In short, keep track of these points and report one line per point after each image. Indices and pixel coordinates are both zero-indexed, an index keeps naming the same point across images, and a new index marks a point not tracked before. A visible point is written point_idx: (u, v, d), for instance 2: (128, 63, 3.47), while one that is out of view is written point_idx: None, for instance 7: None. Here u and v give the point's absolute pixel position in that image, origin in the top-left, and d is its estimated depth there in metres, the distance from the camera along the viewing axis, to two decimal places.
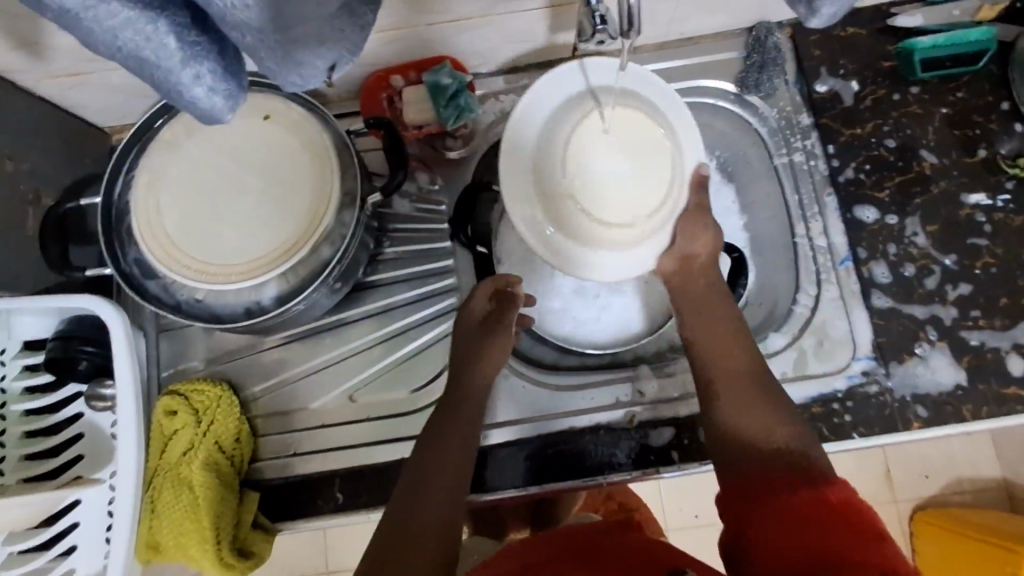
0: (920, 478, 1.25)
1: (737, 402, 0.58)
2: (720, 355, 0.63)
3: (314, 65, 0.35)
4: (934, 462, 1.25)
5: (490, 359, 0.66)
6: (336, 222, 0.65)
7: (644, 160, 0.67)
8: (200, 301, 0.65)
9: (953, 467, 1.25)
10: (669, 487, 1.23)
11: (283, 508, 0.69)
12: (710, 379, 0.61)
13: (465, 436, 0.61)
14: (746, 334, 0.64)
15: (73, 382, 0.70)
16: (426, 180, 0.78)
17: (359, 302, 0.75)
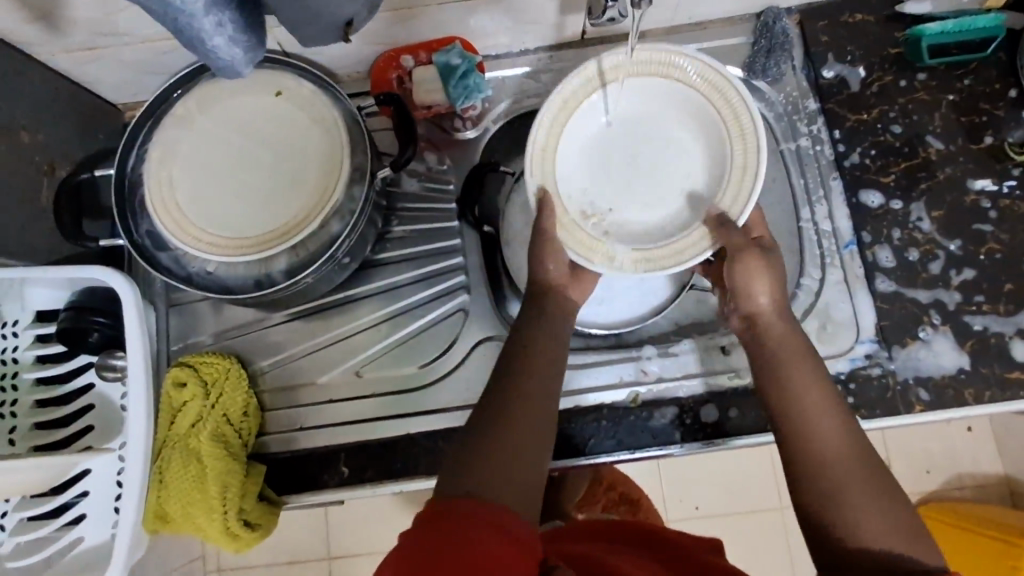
0: (922, 473, 1.25)
1: (833, 483, 0.52)
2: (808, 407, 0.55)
3: (338, 13, 0.37)
4: (936, 457, 1.26)
5: (555, 334, 0.60)
6: (347, 197, 0.66)
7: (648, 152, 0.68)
8: (211, 273, 0.66)
9: (956, 463, 1.25)
10: (670, 478, 1.23)
11: (290, 481, 0.69)
12: (800, 437, 0.55)
13: (537, 406, 0.54)
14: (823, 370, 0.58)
15: (83, 353, 0.71)
16: (434, 160, 0.79)
17: (368, 279, 0.76)
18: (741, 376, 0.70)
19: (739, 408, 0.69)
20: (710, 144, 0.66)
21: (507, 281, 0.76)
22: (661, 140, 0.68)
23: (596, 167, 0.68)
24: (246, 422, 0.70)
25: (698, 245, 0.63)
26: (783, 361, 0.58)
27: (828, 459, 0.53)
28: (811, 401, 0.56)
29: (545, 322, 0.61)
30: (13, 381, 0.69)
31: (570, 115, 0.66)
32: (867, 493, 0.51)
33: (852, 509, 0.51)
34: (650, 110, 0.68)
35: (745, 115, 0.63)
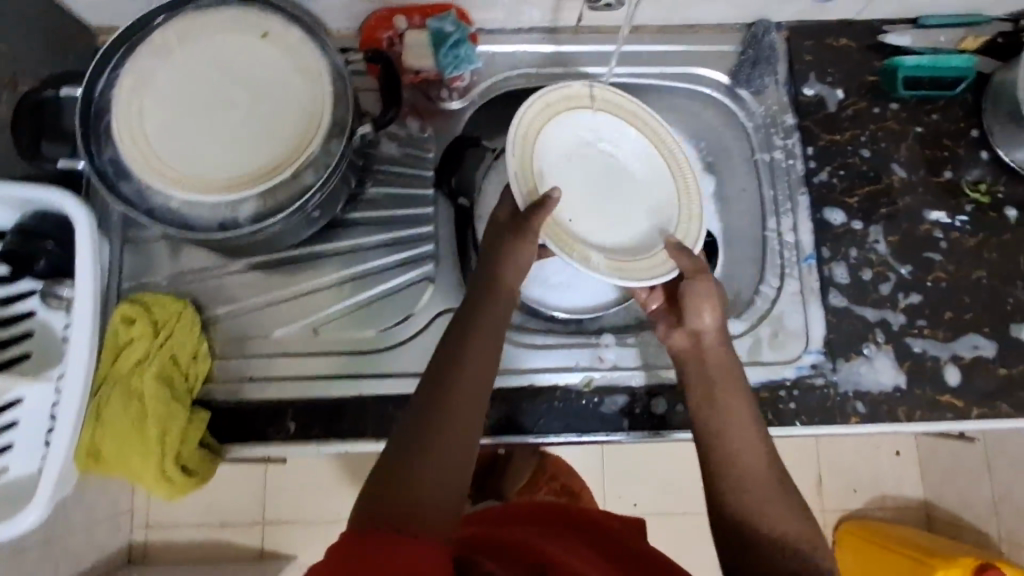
0: (848, 490, 1.34)
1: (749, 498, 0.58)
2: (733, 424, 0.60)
3: None
4: (863, 477, 1.34)
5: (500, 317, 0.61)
6: (323, 149, 0.65)
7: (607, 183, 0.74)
8: (173, 210, 0.63)
9: (880, 484, 1.34)
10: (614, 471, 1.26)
11: (233, 431, 0.68)
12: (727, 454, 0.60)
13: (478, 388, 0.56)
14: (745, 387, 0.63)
15: (29, 278, 0.68)
16: (416, 127, 0.78)
17: (336, 237, 0.75)
18: None
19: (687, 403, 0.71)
20: (661, 194, 0.74)
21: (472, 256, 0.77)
22: (622, 179, 0.74)
23: (563, 174, 0.71)
24: (194, 368, 0.68)
25: (660, 266, 0.69)
26: (715, 376, 0.64)
27: (738, 468, 0.59)
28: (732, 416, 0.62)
29: (494, 307, 0.61)
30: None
31: (557, 115, 0.71)
32: (766, 498, 0.57)
33: (748, 505, 0.57)
34: (619, 150, 0.74)
35: (693, 187, 0.74)
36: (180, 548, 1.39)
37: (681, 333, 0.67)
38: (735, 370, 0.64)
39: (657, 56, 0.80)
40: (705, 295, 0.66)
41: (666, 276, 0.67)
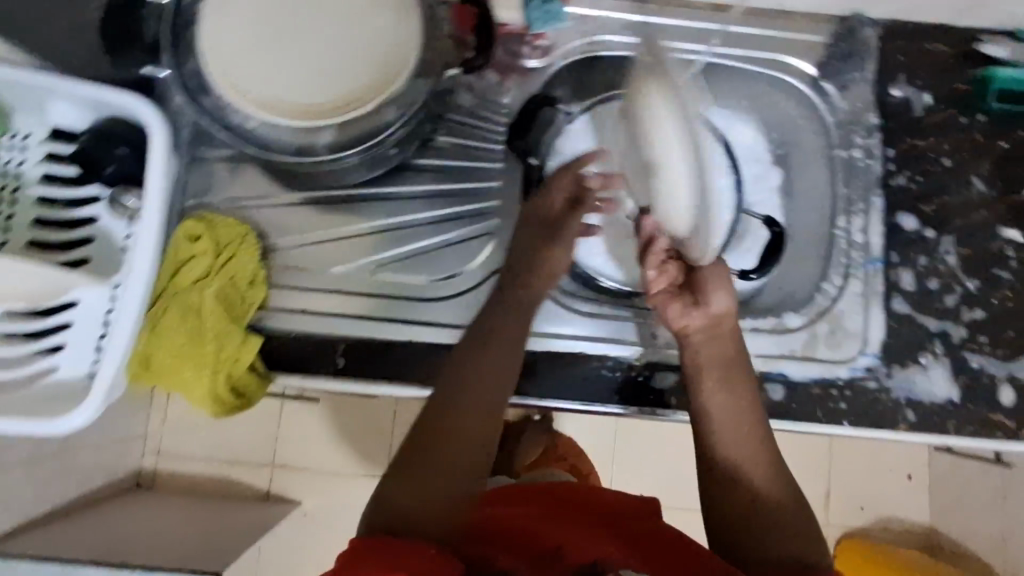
0: (856, 509, 1.34)
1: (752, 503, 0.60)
2: (735, 436, 0.63)
3: None
4: (871, 496, 1.34)
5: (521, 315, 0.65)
6: (408, 87, 0.63)
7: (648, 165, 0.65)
8: (251, 131, 0.62)
9: (886, 505, 1.34)
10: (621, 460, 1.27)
11: (284, 359, 0.68)
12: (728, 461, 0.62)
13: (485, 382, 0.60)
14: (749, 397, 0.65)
15: (95, 184, 0.68)
16: (494, 81, 0.75)
17: (400, 181, 0.74)
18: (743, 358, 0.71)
19: None
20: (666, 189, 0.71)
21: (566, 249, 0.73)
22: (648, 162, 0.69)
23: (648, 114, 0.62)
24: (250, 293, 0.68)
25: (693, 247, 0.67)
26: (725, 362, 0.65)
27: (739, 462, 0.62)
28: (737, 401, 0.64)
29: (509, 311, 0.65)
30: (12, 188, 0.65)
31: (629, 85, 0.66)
32: (773, 504, 0.60)
33: (745, 506, 0.60)
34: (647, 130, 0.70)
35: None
36: (186, 479, 1.40)
37: (700, 315, 0.66)
38: (740, 364, 0.66)
39: (745, 37, 0.77)
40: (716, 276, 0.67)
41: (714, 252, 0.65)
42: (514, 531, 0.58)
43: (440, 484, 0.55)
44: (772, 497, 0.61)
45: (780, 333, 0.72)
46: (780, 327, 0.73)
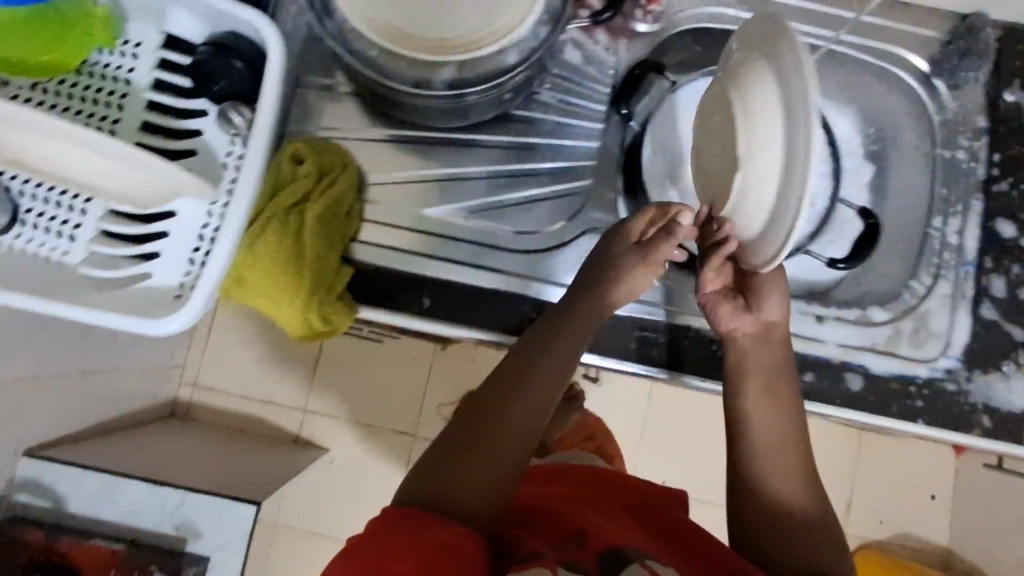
0: (875, 522, 1.34)
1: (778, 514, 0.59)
2: (771, 448, 0.61)
3: None
4: (891, 510, 1.34)
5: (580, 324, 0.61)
6: (531, 34, 0.61)
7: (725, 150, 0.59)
8: (371, 61, 0.61)
9: (906, 522, 1.34)
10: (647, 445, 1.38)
11: (372, 293, 0.68)
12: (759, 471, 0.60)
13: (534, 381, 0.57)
14: (794, 413, 0.62)
15: (202, 99, 0.68)
16: (604, 41, 0.74)
17: (495, 130, 0.73)
18: (824, 346, 0.71)
19: (816, 374, 0.70)
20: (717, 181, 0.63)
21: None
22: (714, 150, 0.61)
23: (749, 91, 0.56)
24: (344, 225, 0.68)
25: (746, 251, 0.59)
26: (771, 373, 0.63)
27: (767, 468, 0.61)
28: (782, 411, 0.62)
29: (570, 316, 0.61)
30: (123, 94, 0.66)
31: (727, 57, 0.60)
32: (797, 516, 0.58)
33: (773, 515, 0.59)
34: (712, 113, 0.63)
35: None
36: (221, 414, 1.42)
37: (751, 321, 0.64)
38: (786, 377, 0.63)
39: (864, 24, 0.75)
40: (774, 284, 0.63)
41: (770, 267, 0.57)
42: (537, 520, 0.58)
43: (482, 474, 0.51)
44: (795, 508, 0.59)
45: (863, 325, 0.72)
46: (863, 319, 0.73)
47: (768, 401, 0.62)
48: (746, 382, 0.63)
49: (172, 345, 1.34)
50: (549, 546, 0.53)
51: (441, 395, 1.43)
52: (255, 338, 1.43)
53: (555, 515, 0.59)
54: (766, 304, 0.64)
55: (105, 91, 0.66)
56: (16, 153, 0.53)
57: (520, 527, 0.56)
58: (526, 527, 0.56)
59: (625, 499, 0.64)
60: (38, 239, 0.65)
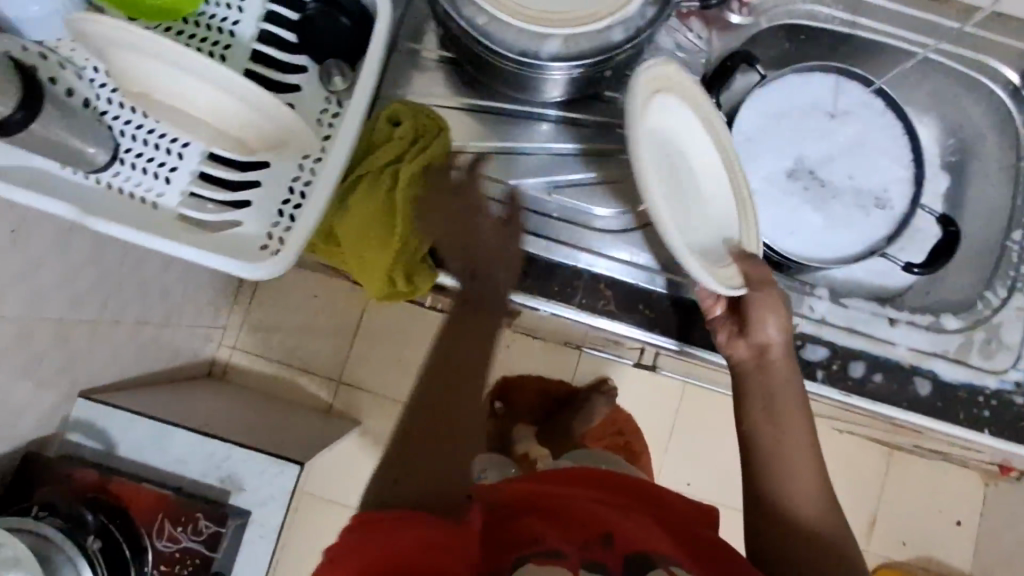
0: (897, 542, 1.35)
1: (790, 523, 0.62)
2: (780, 458, 0.64)
3: None
4: (915, 532, 1.35)
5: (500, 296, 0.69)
6: (638, 12, 0.62)
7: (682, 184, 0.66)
8: (479, 27, 0.61)
9: (930, 546, 1.35)
10: (676, 443, 1.48)
11: (456, 259, 0.70)
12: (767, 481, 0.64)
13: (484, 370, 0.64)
14: (806, 423, 0.65)
15: (304, 56, 0.69)
16: (697, 29, 0.74)
17: (583, 108, 0.73)
18: (896, 349, 0.71)
19: (885, 375, 0.70)
20: (712, 198, 0.68)
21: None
22: (689, 182, 0.67)
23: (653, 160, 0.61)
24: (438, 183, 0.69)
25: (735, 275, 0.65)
26: (771, 393, 0.66)
27: (778, 480, 0.64)
28: (786, 429, 0.65)
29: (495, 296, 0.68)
30: (226, 45, 0.66)
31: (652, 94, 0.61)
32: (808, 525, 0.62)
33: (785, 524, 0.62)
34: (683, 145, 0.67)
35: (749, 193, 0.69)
36: (257, 377, 1.44)
37: (746, 345, 0.67)
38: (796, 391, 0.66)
39: (959, 33, 0.74)
40: (770, 310, 0.65)
41: (738, 294, 0.63)
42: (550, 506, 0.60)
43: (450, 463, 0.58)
44: (807, 516, 0.62)
45: (933, 331, 0.73)
46: (935, 325, 0.73)
47: (770, 413, 0.65)
48: (752, 398, 0.66)
49: (217, 304, 1.36)
50: (573, 545, 0.55)
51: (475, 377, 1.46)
52: (298, 304, 1.45)
53: (570, 504, 0.61)
54: (766, 328, 0.66)
55: (209, 42, 0.66)
56: (147, 87, 0.59)
57: (541, 515, 0.58)
58: (543, 514, 0.59)
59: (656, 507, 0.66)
60: (134, 178, 0.67)
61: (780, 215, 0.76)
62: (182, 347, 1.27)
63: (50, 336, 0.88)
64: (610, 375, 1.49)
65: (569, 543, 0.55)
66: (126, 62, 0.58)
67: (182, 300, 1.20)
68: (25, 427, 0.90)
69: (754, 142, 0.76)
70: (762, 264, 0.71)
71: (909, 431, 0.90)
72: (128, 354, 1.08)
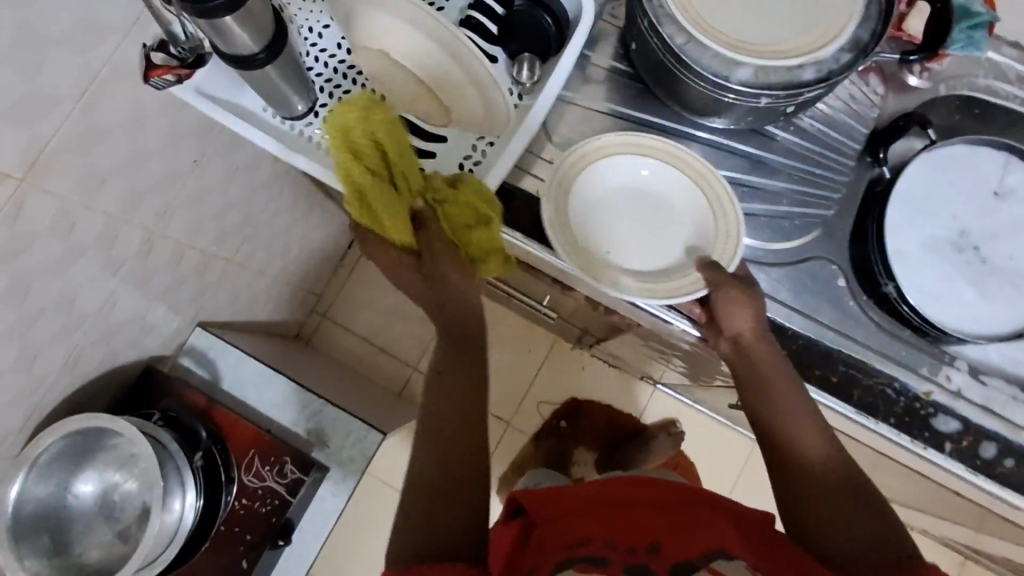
0: None
1: (829, 524, 0.57)
2: (790, 453, 0.62)
3: None
4: None
5: None
6: (833, 57, 0.64)
7: (655, 217, 0.70)
8: (677, 45, 0.65)
9: None
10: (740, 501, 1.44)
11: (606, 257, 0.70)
12: (785, 481, 0.61)
13: None
14: (810, 411, 0.63)
15: (499, 49, 0.72)
16: (873, 85, 0.76)
17: (749, 140, 0.74)
18: None
19: (1018, 462, 0.69)
20: (694, 219, 0.70)
21: (882, 268, 0.71)
22: (663, 215, 0.70)
23: (602, 216, 0.70)
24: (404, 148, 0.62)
25: (694, 283, 0.66)
26: (763, 387, 0.64)
27: (808, 490, 0.60)
28: (793, 425, 0.63)
29: None
30: (441, 6, 0.74)
31: (588, 158, 0.70)
32: (849, 524, 0.56)
33: (828, 530, 0.57)
34: (650, 183, 0.70)
35: (728, 203, 0.68)
36: (341, 348, 1.47)
37: (724, 341, 0.67)
38: (791, 382, 0.64)
39: None
40: (736, 303, 0.65)
41: (694, 296, 0.65)
42: (602, 513, 0.60)
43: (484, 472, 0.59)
44: (842, 511, 0.57)
45: None
46: None
47: (771, 409, 0.63)
48: (747, 395, 0.65)
49: (320, 270, 1.43)
50: (622, 549, 0.54)
51: (547, 389, 1.48)
52: (391, 287, 1.49)
53: (614, 508, 0.60)
54: (727, 320, 0.66)
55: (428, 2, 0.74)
56: (383, 44, 0.64)
57: (595, 522, 0.58)
58: (596, 521, 0.59)
59: (722, 514, 0.59)
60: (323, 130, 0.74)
61: (930, 283, 0.75)
62: (283, 302, 1.33)
63: (194, 262, 0.94)
64: (680, 419, 1.47)
65: (615, 553, 0.53)
66: (369, 21, 0.63)
67: (296, 258, 1.27)
68: (152, 342, 0.97)
69: (916, 205, 0.76)
70: (882, 322, 0.72)
71: (1016, 535, 0.86)
72: (244, 297, 1.14)
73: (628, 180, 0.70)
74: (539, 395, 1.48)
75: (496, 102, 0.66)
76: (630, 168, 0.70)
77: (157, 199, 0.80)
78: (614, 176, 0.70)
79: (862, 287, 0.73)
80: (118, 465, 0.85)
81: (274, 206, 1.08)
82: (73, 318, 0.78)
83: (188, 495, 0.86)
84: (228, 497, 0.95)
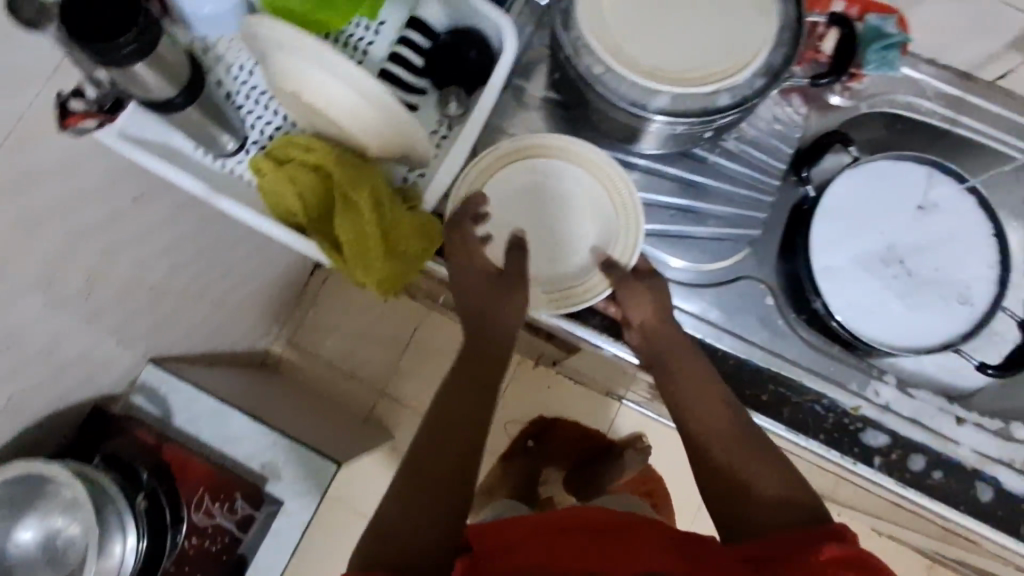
0: None
1: (754, 501, 0.58)
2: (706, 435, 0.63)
3: None
4: None
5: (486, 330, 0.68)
6: (748, 82, 0.65)
7: (560, 216, 0.72)
8: (595, 75, 0.65)
9: None
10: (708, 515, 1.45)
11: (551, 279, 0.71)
12: (705, 463, 0.62)
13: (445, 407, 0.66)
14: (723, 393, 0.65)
15: (427, 81, 0.75)
16: (796, 106, 0.77)
17: (677, 162, 0.75)
18: (958, 449, 0.72)
19: (945, 473, 0.70)
20: (599, 216, 0.71)
21: (810, 285, 0.72)
22: (567, 212, 0.71)
23: (509, 223, 0.71)
24: (376, 188, 0.66)
25: (599, 283, 0.69)
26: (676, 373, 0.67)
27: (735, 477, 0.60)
28: (707, 408, 0.65)
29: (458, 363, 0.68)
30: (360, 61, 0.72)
31: (490, 171, 0.71)
32: (772, 499, 0.57)
33: (755, 509, 0.57)
34: (550, 182, 0.72)
35: (625, 195, 0.70)
36: (305, 373, 1.46)
37: (634, 333, 0.69)
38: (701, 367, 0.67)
39: None
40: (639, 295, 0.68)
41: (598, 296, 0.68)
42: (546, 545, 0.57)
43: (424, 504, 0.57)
44: (762, 489, 0.58)
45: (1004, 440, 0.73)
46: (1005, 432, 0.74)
47: (686, 396, 0.66)
48: (664, 384, 0.68)
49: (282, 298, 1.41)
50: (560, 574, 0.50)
51: (513, 408, 1.48)
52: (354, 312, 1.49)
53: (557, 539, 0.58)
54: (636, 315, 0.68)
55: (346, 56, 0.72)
56: (299, 87, 0.65)
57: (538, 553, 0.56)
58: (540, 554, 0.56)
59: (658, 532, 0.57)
60: None
61: (857, 297, 0.77)
62: (245, 332, 1.32)
63: (141, 299, 0.93)
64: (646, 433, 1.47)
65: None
66: (287, 63, 0.63)
67: (255, 288, 1.25)
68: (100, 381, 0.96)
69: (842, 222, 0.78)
70: (813, 340, 0.74)
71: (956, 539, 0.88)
72: (200, 330, 1.13)
73: (530, 182, 0.72)
74: (506, 415, 1.48)
75: (420, 142, 0.66)
76: (530, 171, 0.71)
77: (99, 240, 0.79)
78: (515, 181, 0.71)
79: (797, 305, 0.74)
80: (61, 509, 0.83)
81: (225, 239, 1.07)
82: (10, 366, 0.76)
83: (129, 538, 0.85)
84: (177, 537, 0.95)
